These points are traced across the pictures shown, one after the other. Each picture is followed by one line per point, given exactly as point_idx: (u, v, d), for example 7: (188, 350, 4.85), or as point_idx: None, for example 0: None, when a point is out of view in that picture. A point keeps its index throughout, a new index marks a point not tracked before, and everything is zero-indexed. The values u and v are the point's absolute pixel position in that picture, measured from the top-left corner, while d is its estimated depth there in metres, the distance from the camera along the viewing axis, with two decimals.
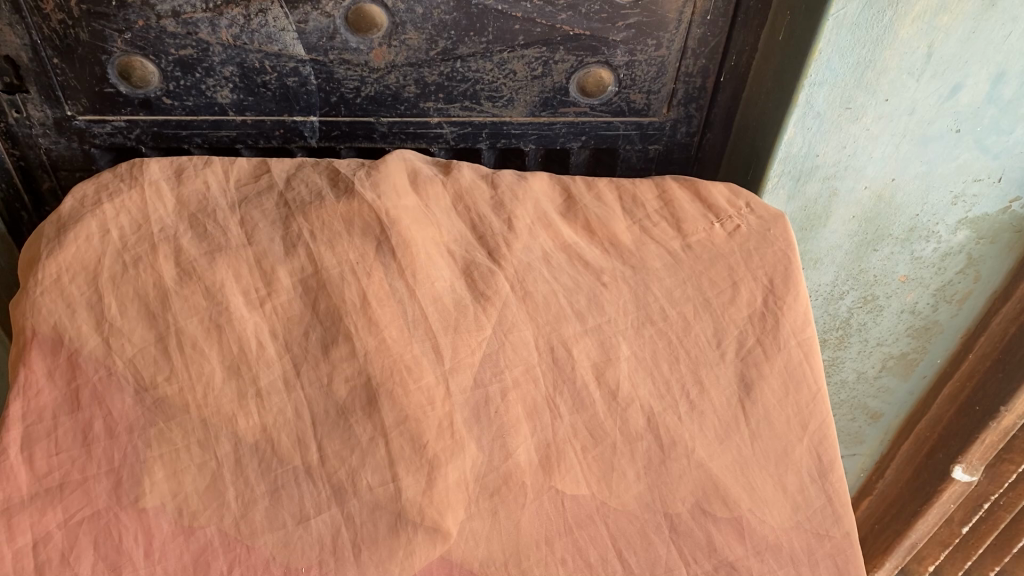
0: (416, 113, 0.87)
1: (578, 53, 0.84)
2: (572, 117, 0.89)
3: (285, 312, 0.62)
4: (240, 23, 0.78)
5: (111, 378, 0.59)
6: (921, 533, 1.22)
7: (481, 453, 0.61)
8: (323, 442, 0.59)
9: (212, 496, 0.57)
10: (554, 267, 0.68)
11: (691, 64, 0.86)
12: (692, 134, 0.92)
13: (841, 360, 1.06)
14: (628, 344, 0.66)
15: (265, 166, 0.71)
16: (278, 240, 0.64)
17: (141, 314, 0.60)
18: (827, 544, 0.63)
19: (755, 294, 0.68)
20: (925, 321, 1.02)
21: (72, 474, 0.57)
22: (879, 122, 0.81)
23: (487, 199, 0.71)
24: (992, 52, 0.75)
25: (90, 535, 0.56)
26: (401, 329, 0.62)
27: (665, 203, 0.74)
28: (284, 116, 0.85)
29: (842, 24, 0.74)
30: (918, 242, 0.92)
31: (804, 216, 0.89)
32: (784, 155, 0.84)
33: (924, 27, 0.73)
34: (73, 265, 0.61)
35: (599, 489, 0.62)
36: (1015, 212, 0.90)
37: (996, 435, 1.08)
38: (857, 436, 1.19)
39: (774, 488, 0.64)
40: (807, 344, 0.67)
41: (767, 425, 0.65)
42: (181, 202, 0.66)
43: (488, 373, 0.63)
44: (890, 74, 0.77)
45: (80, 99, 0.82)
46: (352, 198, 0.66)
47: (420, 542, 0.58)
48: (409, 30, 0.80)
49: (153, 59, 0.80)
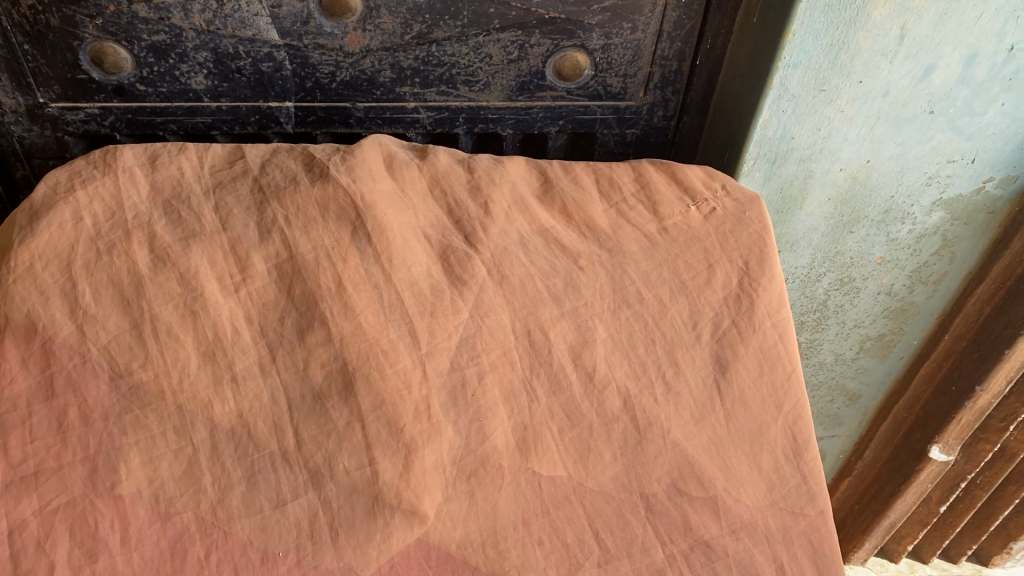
0: (393, 98, 0.87)
1: (553, 37, 0.84)
2: (549, 101, 0.89)
3: (261, 297, 0.62)
4: (213, 8, 0.78)
5: (85, 365, 0.58)
6: (899, 513, 1.24)
7: (458, 436, 0.61)
8: (300, 426, 0.59)
9: (188, 482, 0.57)
10: (531, 250, 0.68)
11: (667, 47, 0.86)
12: (669, 117, 0.93)
13: (818, 341, 1.07)
14: (604, 326, 0.66)
15: (240, 152, 0.70)
16: (253, 225, 0.64)
17: (115, 301, 0.60)
18: (802, 522, 0.64)
19: (731, 276, 0.69)
20: (901, 302, 1.03)
21: (47, 462, 0.57)
22: (853, 104, 0.81)
23: (463, 183, 0.71)
24: (965, 33, 0.75)
25: (65, 523, 0.56)
26: (377, 314, 0.62)
27: (641, 186, 0.74)
28: (259, 102, 0.85)
29: (816, 6, 0.74)
30: (893, 224, 0.93)
31: (780, 198, 0.90)
32: (759, 138, 0.84)
33: (897, 8, 0.74)
34: (45, 253, 0.61)
35: (575, 470, 0.62)
36: (989, 193, 0.90)
37: (971, 415, 1.09)
38: (836, 417, 1.20)
39: (749, 467, 0.64)
40: (782, 325, 0.67)
41: (742, 405, 0.65)
42: (155, 189, 0.66)
43: (465, 357, 0.63)
44: (864, 56, 0.77)
45: (53, 86, 0.81)
46: (327, 183, 0.66)
47: (397, 525, 0.58)
48: (384, 14, 0.80)
49: (125, 45, 0.79)
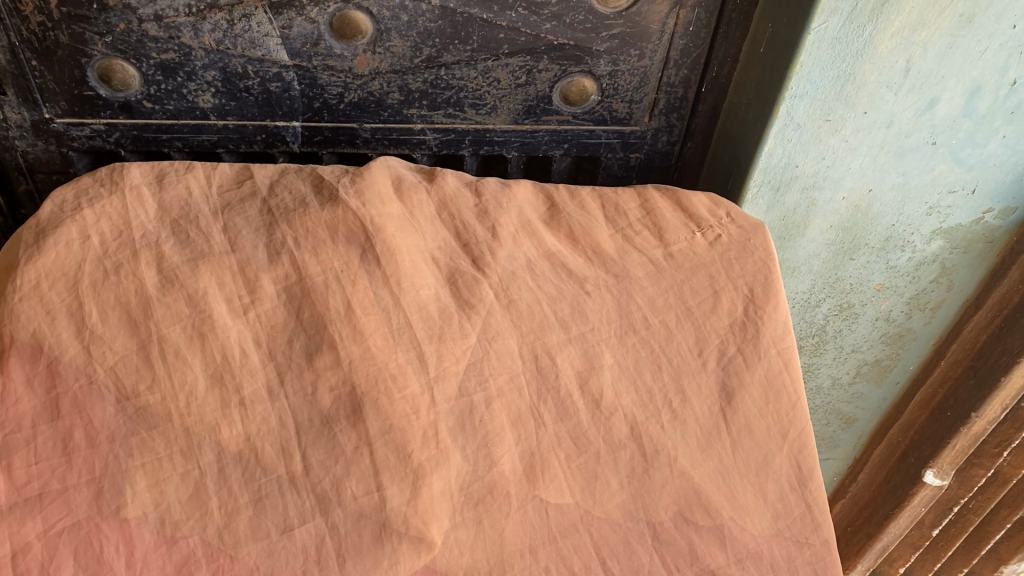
0: (399, 119, 0.87)
1: (561, 62, 0.84)
2: (555, 125, 0.90)
3: (269, 320, 0.62)
4: (223, 28, 0.78)
5: (92, 386, 0.58)
6: (893, 536, 1.25)
7: (466, 462, 0.61)
8: (307, 450, 0.59)
9: (194, 506, 0.57)
10: (538, 275, 0.68)
11: (673, 74, 0.87)
12: (673, 142, 0.94)
13: (816, 366, 1.08)
14: (611, 352, 0.66)
15: (248, 172, 0.70)
16: (261, 247, 0.64)
17: (122, 322, 0.60)
18: (807, 552, 0.65)
19: (736, 303, 0.69)
20: (899, 328, 1.04)
21: (52, 484, 0.56)
22: (857, 134, 0.82)
23: (471, 207, 0.71)
24: (968, 67, 0.76)
25: (70, 546, 0.55)
26: (386, 337, 0.62)
27: (647, 212, 0.74)
28: (266, 121, 0.85)
29: (823, 38, 0.75)
30: (894, 252, 0.94)
31: (782, 225, 0.90)
32: (763, 166, 0.84)
33: (903, 42, 0.75)
34: (52, 272, 0.61)
35: (583, 498, 0.63)
36: (988, 223, 0.92)
37: (966, 440, 1.10)
38: (831, 441, 1.21)
39: (754, 496, 0.65)
40: (786, 352, 0.68)
41: (748, 433, 0.66)
42: (163, 208, 0.66)
43: (473, 382, 0.63)
44: (869, 87, 0.78)
45: (59, 102, 0.81)
46: (336, 206, 0.66)
47: (405, 551, 0.58)
48: (394, 37, 0.80)
49: (134, 62, 0.79)
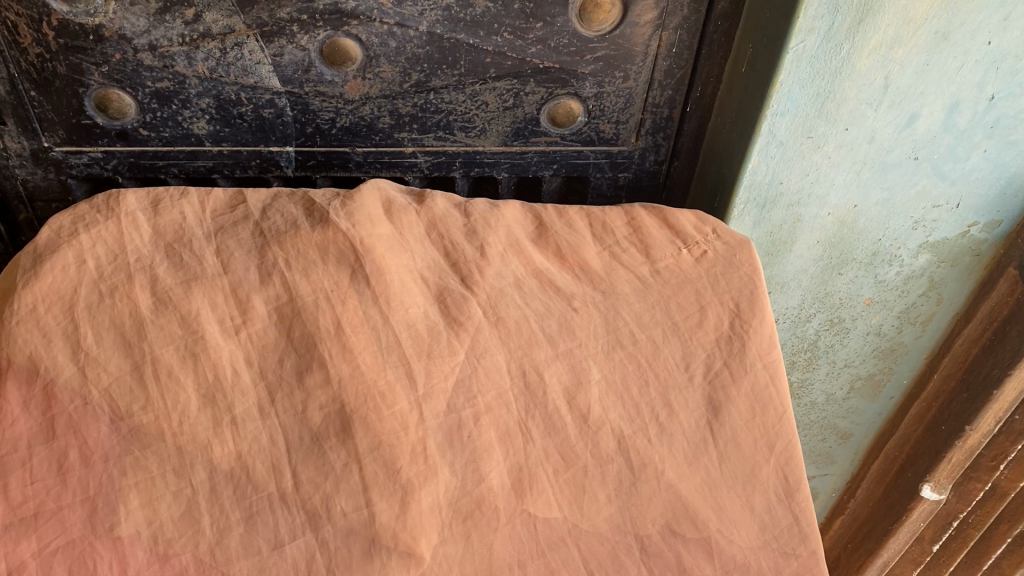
0: (391, 143, 0.89)
1: (547, 85, 0.86)
2: (544, 146, 0.91)
3: (260, 339, 0.63)
4: (216, 56, 0.79)
5: (86, 408, 0.59)
6: (893, 552, 1.24)
7: (454, 478, 0.62)
8: (297, 468, 0.60)
9: (187, 523, 0.58)
10: (525, 292, 0.69)
11: (658, 95, 0.88)
12: (660, 162, 0.95)
13: (809, 381, 1.09)
14: (598, 367, 0.67)
15: (241, 196, 0.72)
16: (253, 269, 0.65)
17: (116, 344, 0.61)
18: (794, 563, 0.65)
19: (722, 318, 0.70)
20: (891, 342, 1.05)
21: (46, 504, 0.57)
22: (839, 150, 0.83)
23: (459, 226, 0.73)
24: (946, 84, 0.78)
25: (64, 565, 0.56)
26: (375, 356, 0.63)
27: (634, 229, 0.75)
28: (260, 147, 0.87)
29: (802, 57, 0.76)
30: (882, 266, 0.95)
31: (770, 241, 0.91)
32: (748, 183, 0.86)
33: (880, 59, 0.76)
34: (48, 296, 0.62)
35: (570, 511, 0.63)
36: (973, 237, 0.93)
37: (962, 454, 1.10)
38: (828, 455, 1.22)
39: (741, 508, 0.65)
40: (773, 366, 0.69)
41: (734, 446, 0.67)
42: (157, 232, 0.67)
43: (461, 399, 0.63)
44: (850, 104, 0.80)
45: (58, 131, 0.83)
46: (326, 228, 0.67)
47: (394, 566, 0.59)
48: (383, 63, 0.82)
49: (130, 91, 0.81)
